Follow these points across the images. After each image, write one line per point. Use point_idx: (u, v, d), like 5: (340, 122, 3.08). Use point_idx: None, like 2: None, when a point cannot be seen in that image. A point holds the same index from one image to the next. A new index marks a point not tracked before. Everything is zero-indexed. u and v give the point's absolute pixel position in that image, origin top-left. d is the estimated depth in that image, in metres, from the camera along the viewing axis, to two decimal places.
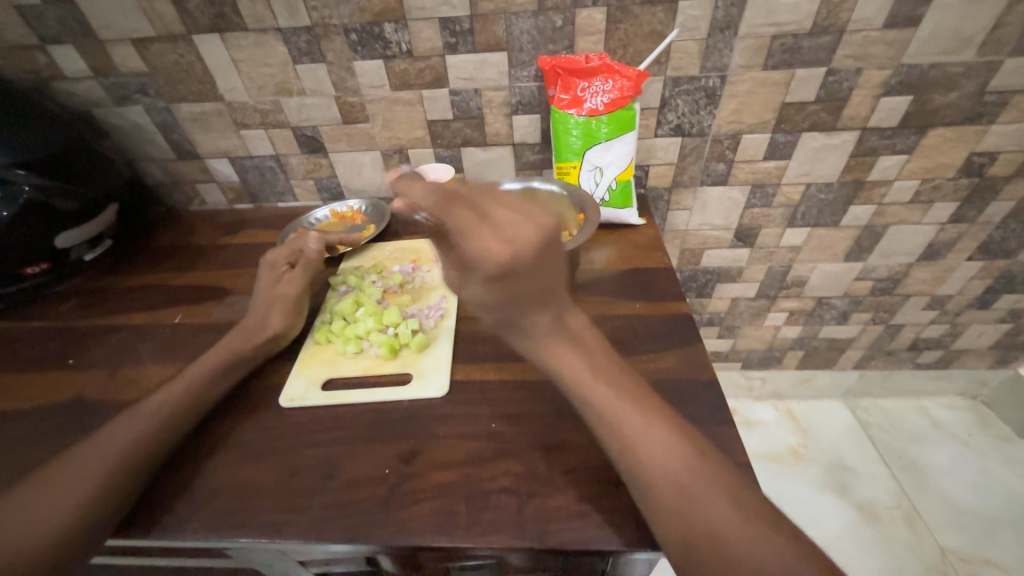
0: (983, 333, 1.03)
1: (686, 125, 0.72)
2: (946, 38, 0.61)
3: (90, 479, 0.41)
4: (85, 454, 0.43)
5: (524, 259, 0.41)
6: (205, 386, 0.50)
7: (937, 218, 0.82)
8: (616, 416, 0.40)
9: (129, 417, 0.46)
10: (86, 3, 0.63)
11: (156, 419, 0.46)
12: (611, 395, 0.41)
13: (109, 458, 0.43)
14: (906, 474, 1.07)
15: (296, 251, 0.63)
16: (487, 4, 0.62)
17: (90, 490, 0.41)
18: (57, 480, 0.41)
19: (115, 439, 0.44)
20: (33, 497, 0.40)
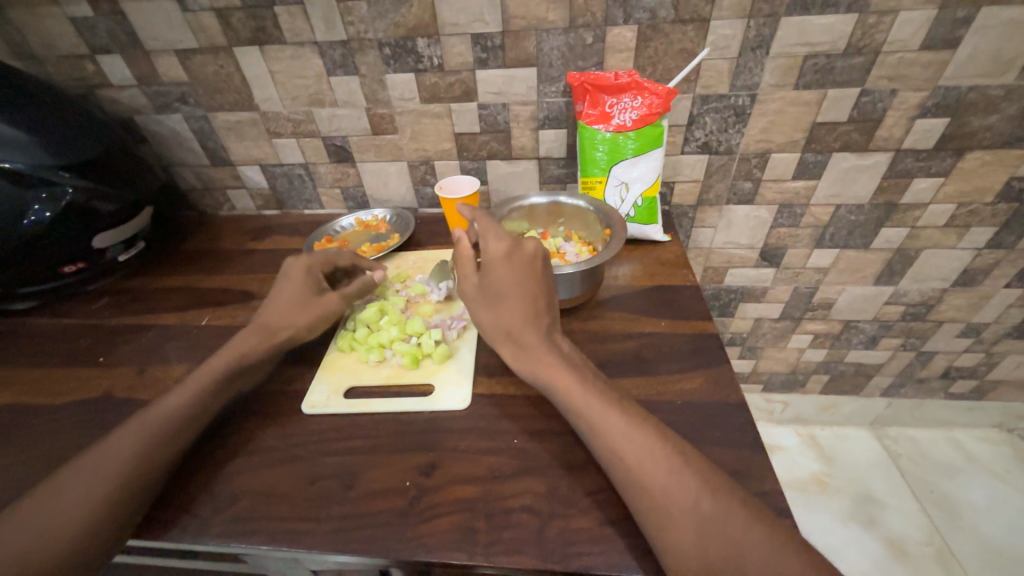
0: (1021, 363, 0.99)
1: (714, 143, 0.71)
2: (986, 61, 0.60)
3: (116, 478, 0.42)
4: (111, 453, 0.43)
5: (521, 256, 0.51)
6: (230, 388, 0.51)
7: (973, 243, 0.79)
8: (632, 441, 0.40)
9: (155, 416, 0.46)
10: (135, 16, 0.66)
11: (181, 419, 0.47)
12: (623, 425, 0.41)
13: (134, 458, 0.43)
14: (937, 508, 1.02)
15: (331, 262, 0.63)
16: (519, 21, 0.63)
17: (115, 490, 0.41)
18: (84, 478, 0.41)
19: (141, 438, 0.45)
20: (61, 493, 0.40)
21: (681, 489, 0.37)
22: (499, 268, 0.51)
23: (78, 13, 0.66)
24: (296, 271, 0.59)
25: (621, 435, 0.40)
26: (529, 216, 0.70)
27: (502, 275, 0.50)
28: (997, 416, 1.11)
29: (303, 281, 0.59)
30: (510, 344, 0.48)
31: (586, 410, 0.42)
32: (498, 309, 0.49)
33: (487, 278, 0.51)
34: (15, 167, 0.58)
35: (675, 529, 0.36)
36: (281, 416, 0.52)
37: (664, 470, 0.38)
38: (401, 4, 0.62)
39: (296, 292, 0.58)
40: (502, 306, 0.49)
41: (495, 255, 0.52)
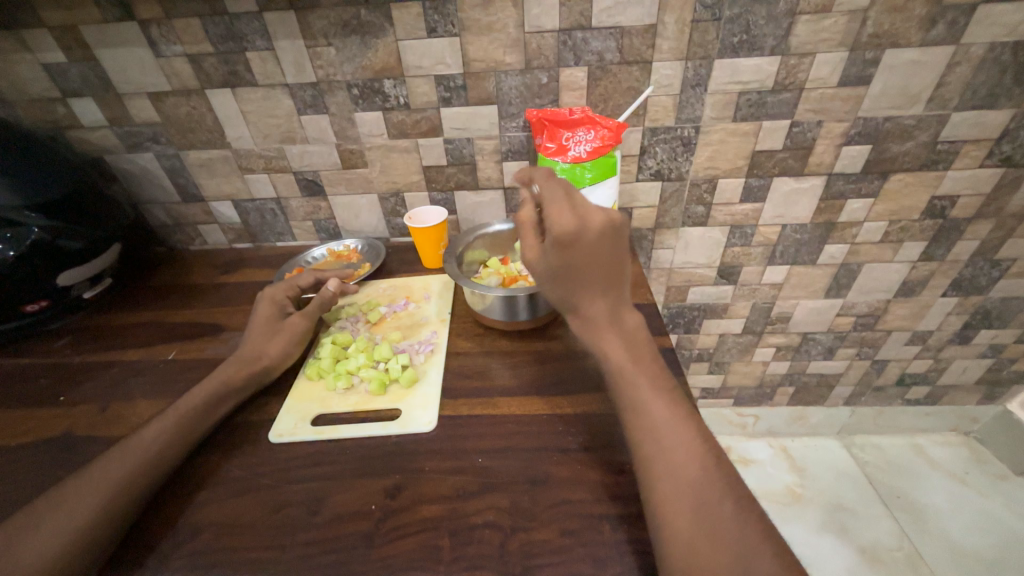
0: (967, 368, 1.05)
1: (665, 171, 0.77)
2: (896, 95, 0.68)
3: (76, 514, 0.41)
4: (74, 489, 0.43)
5: (588, 236, 0.46)
6: (195, 419, 0.50)
7: (907, 256, 0.86)
8: (667, 431, 0.41)
9: (121, 450, 0.46)
10: (108, 61, 0.68)
11: (146, 452, 0.46)
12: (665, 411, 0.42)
13: (97, 493, 0.43)
14: (905, 513, 1.05)
15: (294, 286, 0.65)
16: (479, 64, 0.67)
17: (74, 527, 0.40)
18: (43, 516, 0.41)
19: (104, 473, 0.44)
20: (18, 534, 0.39)
21: (687, 482, 0.38)
22: (574, 247, 0.46)
23: (51, 59, 0.68)
24: (262, 304, 0.62)
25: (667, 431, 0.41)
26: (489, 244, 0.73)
27: (576, 260, 0.46)
28: (953, 420, 1.17)
29: (269, 310, 0.61)
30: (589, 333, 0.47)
31: (630, 390, 0.44)
32: (564, 290, 0.48)
33: (554, 265, 0.47)
34: None
35: (673, 523, 0.37)
36: (245, 446, 0.52)
37: (679, 462, 0.39)
38: (368, 49, 0.66)
39: (264, 320, 0.60)
40: (575, 288, 0.47)
41: (563, 240, 0.46)
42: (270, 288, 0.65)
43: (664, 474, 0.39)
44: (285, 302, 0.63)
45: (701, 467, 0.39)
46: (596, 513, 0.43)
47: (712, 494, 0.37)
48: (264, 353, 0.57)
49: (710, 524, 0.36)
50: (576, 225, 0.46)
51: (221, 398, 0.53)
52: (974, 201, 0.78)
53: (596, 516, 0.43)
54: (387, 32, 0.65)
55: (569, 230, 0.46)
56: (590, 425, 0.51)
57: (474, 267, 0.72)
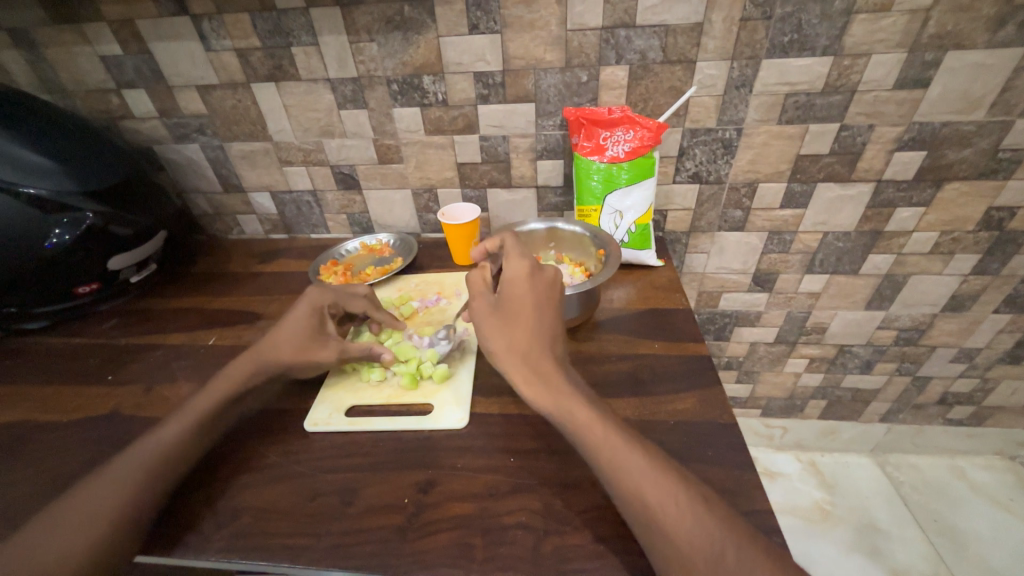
0: (1016, 389, 0.99)
1: (704, 173, 0.75)
2: (956, 99, 0.64)
3: (131, 489, 0.43)
4: (127, 466, 0.45)
5: (540, 281, 0.53)
6: (212, 417, 0.50)
7: (958, 269, 0.82)
8: (651, 482, 0.39)
9: (144, 443, 0.46)
10: (161, 54, 0.71)
11: (167, 448, 0.47)
12: (639, 461, 0.40)
13: (122, 488, 0.43)
14: (942, 538, 1.01)
15: (340, 304, 0.60)
16: (518, 61, 0.67)
17: (129, 503, 0.42)
18: (98, 490, 0.43)
19: (128, 467, 0.44)
20: (49, 523, 0.40)
21: (695, 532, 0.36)
22: (525, 286, 0.53)
23: (108, 51, 0.71)
24: (303, 311, 0.58)
25: (638, 476, 0.40)
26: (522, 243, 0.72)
27: (527, 296, 0.52)
28: (997, 443, 1.11)
29: (309, 323, 0.57)
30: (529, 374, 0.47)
31: (602, 453, 0.41)
32: (512, 334, 0.50)
33: (505, 304, 0.52)
34: (39, 193, 0.61)
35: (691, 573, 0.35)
36: (282, 433, 0.53)
37: (677, 511, 0.38)
38: (409, 45, 0.67)
39: (300, 332, 0.56)
40: (516, 332, 0.50)
41: (514, 276, 0.54)
42: (317, 293, 0.60)
43: (671, 525, 0.37)
44: (326, 318, 0.58)
45: (691, 517, 0.37)
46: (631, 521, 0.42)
47: (715, 544, 0.36)
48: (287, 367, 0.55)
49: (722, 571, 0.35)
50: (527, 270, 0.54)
51: (235, 397, 0.53)
52: None
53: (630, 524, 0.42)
54: (429, 28, 0.65)
55: (521, 270, 0.54)
56: None
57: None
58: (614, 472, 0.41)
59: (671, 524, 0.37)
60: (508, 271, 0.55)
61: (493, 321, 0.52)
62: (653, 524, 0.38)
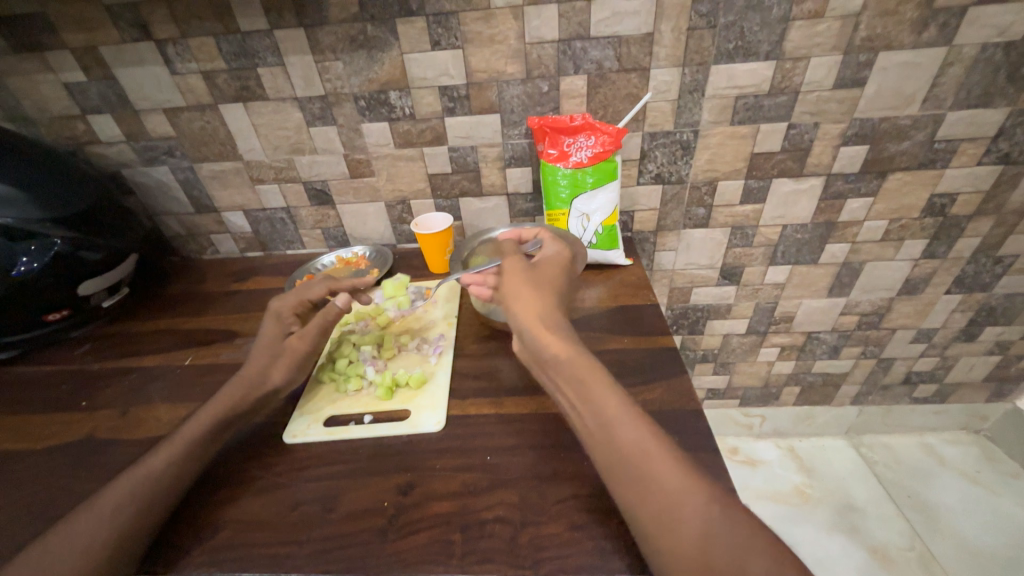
0: (974, 365, 1.04)
1: (666, 174, 0.78)
2: (891, 96, 0.69)
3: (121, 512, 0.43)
4: (119, 488, 0.44)
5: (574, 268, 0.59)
6: (202, 445, 0.49)
7: (909, 254, 0.87)
8: (645, 450, 0.40)
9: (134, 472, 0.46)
10: (126, 80, 0.71)
11: (161, 477, 0.46)
12: (635, 426, 0.42)
13: (116, 515, 0.42)
14: (916, 513, 1.05)
15: (302, 301, 0.61)
16: (481, 75, 0.70)
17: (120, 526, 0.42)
18: (87, 515, 0.42)
19: (117, 499, 0.43)
20: (32, 563, 0.39)
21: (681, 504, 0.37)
22: (564, 266, 0.58)
23: (72, 78, 0.71)
24: (268, 321, 0.59)
25: (636, 436, 0.41)
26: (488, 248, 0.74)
27: (560, 274, 0.57)
28: (962, 418, 1.16)
29: (274, 330, 0.58)
30: (549, 325, 0.50)
31: (608, 412, 0.43)
32: (542, 293, 0.53)
33: (542, 271, 0.56)
34: (6, 222, 0.61)
35: (675, 542, 0.36)
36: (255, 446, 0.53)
37: (664, 480, 0.38)
38: (374, 62, 0.69)
39: (269, 341, 0.58)
40: (547, 294, 0.53)
41: (554, 256, 0.59)
42: (277, 302, 0.61)
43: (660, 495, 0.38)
44: (290, 321, 0.60)
45: (679, 478, 0.38)
46: (604, 507, 0.44)
47: (698, 507, 0.37)
48: (266, 378, 0.55)
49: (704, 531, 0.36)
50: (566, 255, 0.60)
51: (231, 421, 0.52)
52: (974, 199, 0.79)
53: (603, 510, 0.44)
54: (393, 45, 0.67)
55: (563, 253, 0.59)
56: None
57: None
58: (613, 432, 0.42)
59: (661, 498, 0.38)
60: (552, 249, 0.60)
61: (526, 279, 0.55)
62: (643, 496, 0.38)
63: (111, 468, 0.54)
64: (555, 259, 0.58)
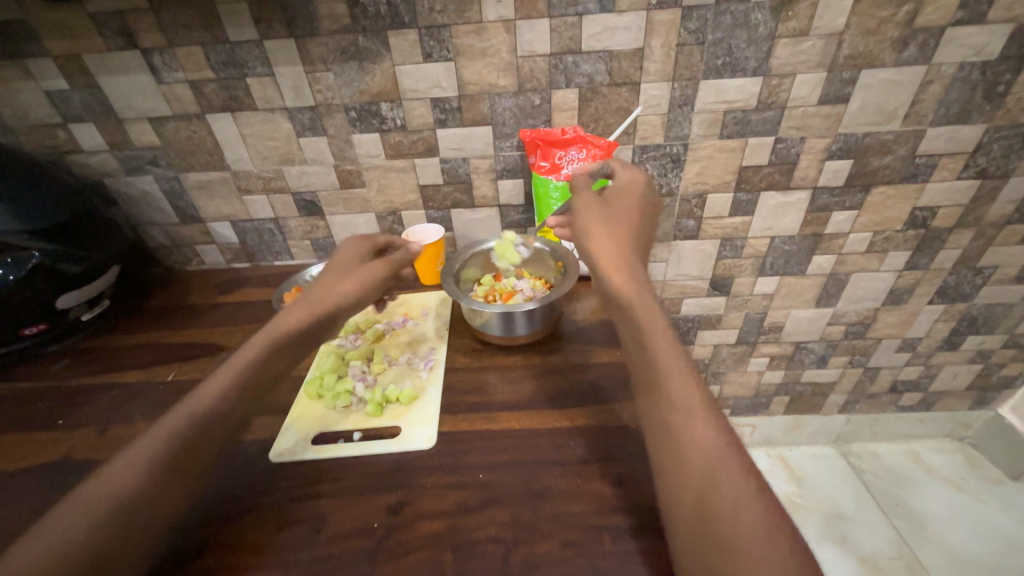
0: (957, 374, 1.06)
1: (656, 187, 0.79)
2: (873, 112, 0.71)
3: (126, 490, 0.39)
4: (126, 465, 0.40)
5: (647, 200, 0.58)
6: (216, 418, 0.45)
7: (893, 265, 0.88)
8: (688, 402, 0.42)
9: (126, 459, 0.41)
10: (110, 88, 0.70)
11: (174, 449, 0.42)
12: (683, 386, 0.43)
13: (126, 493, 0.39)
14: (904, 521, 1.06)
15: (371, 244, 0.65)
16: (473, 87, 0.70)
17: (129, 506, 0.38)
18: (91, 493, 0.38)
19: (105, 492, 0.39)
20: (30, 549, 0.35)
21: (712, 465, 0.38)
22: (636, 198, 0.57)
23: (54, 86, 0.70)
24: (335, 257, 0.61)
25: (681, 390, 0.43)
26: (481, 260, 0.74)
27: (632, 209, 0.56)
28: (947, 426, 1.18)
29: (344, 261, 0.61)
30: (618, 265, 0.51)
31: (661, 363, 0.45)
32: (614, 231, 0.54)
33: (615, 207, 0.56)
34: None
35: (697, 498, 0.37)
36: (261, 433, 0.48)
37: (701, 440, 0.40)
38: (365, 74, 0.68)
39: (339, 271, 0.59)
40: (619, 232, 0.54)
41: (629, 188, 0.57)
42: (348, 244, 0.64)
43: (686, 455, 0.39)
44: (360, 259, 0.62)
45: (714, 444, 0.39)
46: (598, 524, 0.44)
47: (720, 478, 0.37)
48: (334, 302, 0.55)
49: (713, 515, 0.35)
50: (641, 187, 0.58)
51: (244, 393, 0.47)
52: (954, 212, 0.81)
53: (596, 527, 0.43)
54: (384, 57, 0.67)
55: (637, 184, 0.58)
56: (590, 438, 0.52)
57: (468, 285, 0.72)
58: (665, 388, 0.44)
59: (698, 463, 0.38)
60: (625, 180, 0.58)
61: (600, 216, 0.55)
62: (678, 454, 0.40)
63: None
64: (629, 189, 0.57)
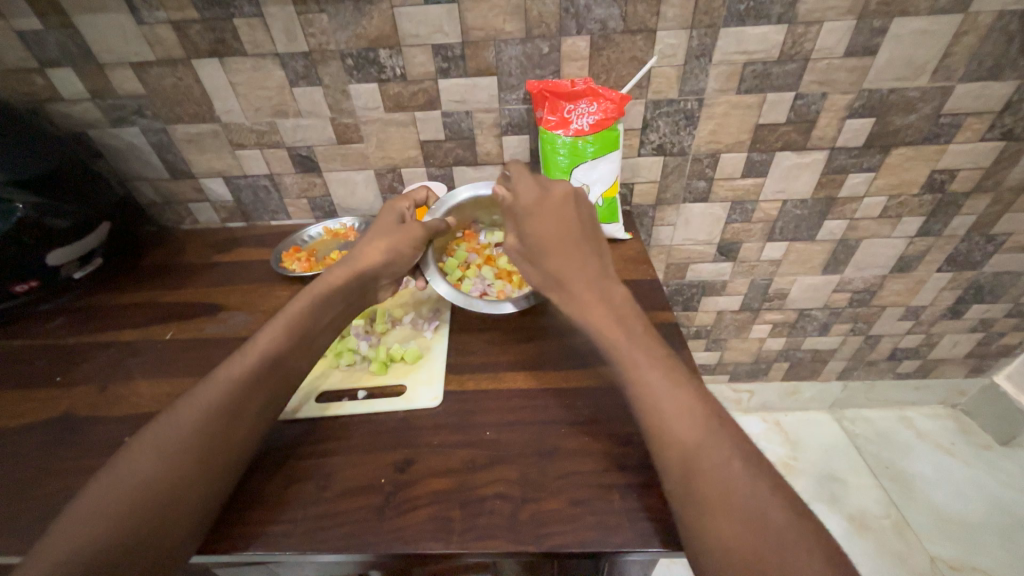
0: (957, 342, 1.07)
1: (668, 145, 0.76)
2: (901, 66, 0.67)
3: (153, 472, 0.40)
4: (151, 445, 0.41)
5: (546, 207, 0.53)
6: (232, 400, 0.45)
7: (905, 231, 0.86)
8: (646, 380, 0.43)
9: (154, 428, 0.42)
10: (86, 28, 0.65)
11: (197, 431, 0.42)
12: (664, 377, 0.43)
13: (152, 471, 0.40)
14: (893, 483, 1.09)
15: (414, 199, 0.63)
16: (477, 32, 0.65)
17: (155, 485, 0.39)
18: (122, 472, 0.40)
19: (138, 455, 0.41)
20: (74, 521, 0.37)
21: (674, 433, 0.40)
22: (538, 212, 0.53)
23: (26, 26, 0.65)
24: (385, 212, 0.61)
25: (659, 382, 0.42)
26: (459, 213, 0.64)
27: (546, 223, 0.52)
28: (941, 393, 1.19)
29: (390, 219, 0.60)
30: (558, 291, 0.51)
31: (629, 360, 0.44)
32: (543, 259, 0.52)
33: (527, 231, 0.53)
34: None
35: (701, 479, 0.37)
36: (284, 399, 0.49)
37: (680, 433, 0.40)
38: (362, 16, 0.64)
39: (384, 227, 0.59)
40: (546, 255, 0.52)
41: (525, 205, 0.54)
42: (396, 199, 0.63)
43: (648, 427, 0.41)
44: (405, 215, 0.61)
45: (697, 432, 0.39)
46: (605, 482, 0.44)
47: (712, 456, 0.38)
48: (370, 262, 0.56)
49: (713, 487, 0.37)
50: (537, 197, 0.54)
51: (259, 375, 0.47)
52: (973, 176, 0.78)
53: (603, 486, 0.44)
54: None
55: (528, 197, 0.54)
56: (596, 399, 0.51)
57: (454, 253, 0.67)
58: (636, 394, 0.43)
59: (684, 451, 0.39)
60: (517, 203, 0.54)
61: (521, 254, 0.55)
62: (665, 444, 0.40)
63: (94, 446, 0.52)
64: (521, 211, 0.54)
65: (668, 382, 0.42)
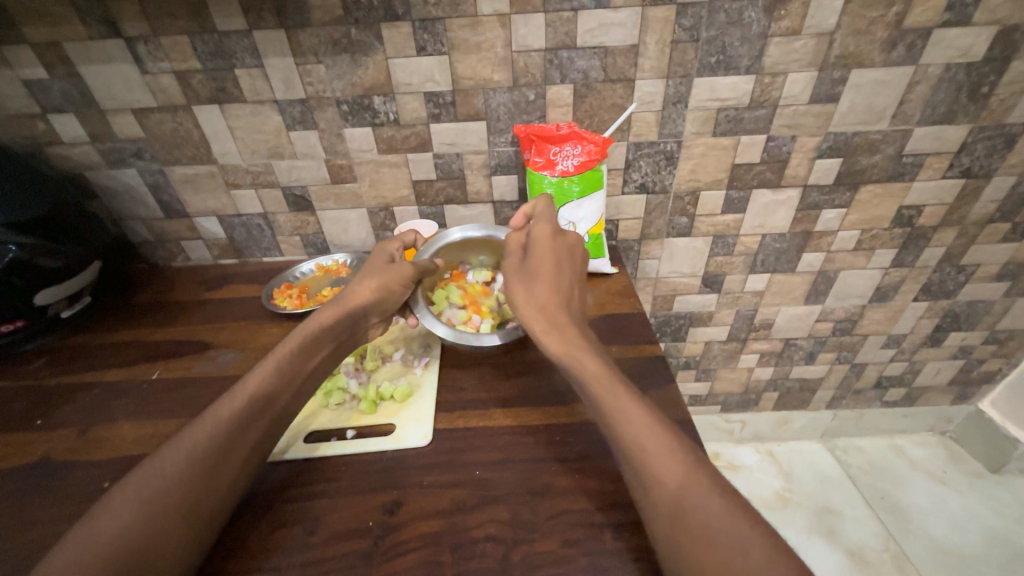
0: (940, 369, 1.09)
1: (650, 184, 0.79)
2: (863, 112, 0.72)
3: (133, 521, 0.39)
4: (133, 492, 0.40)
5: (560, 248, 0.57)
6: (218, 443, 0.44)
7: (880, 263, 0.90)
8: (628, 415, 0.43)
9: (136, 475, 0.42)
10: (91, 77, 0.67)
11: (181, 476, 0.42)
12: (643, 413, 0.43)
13: (132, 520, 0.39)
14: (890, 515, 1.09)
15: (405, 240, 0.65)
16: (467, 82, 0.69)
17: (135, 535, 0.38)
18: (100, 522, 0.39)
19: (120, 504, 0.40)
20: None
21: (655, 469, 0.40)
22: (550, 247, 0.56)
23: (32, 75, 0.67)
24: (376, 252, 0.62)
25: (635, 417, 0.43)
26: (448, 253, 0.67)
27: (552, 259, 0.55)
28: (929, 420, 1.20)
29: (381, 259, 0.61)
30: (545, 317, 0.52)
31: (606, 395, 0.45)
32: (538, 287, 0.53)
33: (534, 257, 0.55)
34: None
35: (685, 516, 0.38)
36: (271, 440, 0.48)
37: (660, 469, 0.40)
38: (358, 67, 0.67)
39: (375, 266, 0.60)
40: (544, 284, 0.53)
41: (541, 236, 0.57)
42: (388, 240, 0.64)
43: (632, 463, 0.42)
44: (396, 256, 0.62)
45: (679, 467, 0.40)
46: (597, 521, 0.44)
47: (693, 493, 0.38)
48: (361, 300, 0.57)
49: (697, 524, 0.37)
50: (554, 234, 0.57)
51: (247, 417, 0.46)
52: (939, 211, 0.83)
53: (594, 525, 0.43)
54: (377, 50, 0.66)
55: (547, 231, 0.57)
56: (586, 435, 0.52)
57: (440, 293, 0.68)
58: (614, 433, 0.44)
59: (665, 488, 0.39)
60: (538, 231, 0.57)
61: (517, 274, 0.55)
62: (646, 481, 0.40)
63: (72, 494, 0.50)
64: (539, 239, 0.57)
65: (646, 418, 0.43)
